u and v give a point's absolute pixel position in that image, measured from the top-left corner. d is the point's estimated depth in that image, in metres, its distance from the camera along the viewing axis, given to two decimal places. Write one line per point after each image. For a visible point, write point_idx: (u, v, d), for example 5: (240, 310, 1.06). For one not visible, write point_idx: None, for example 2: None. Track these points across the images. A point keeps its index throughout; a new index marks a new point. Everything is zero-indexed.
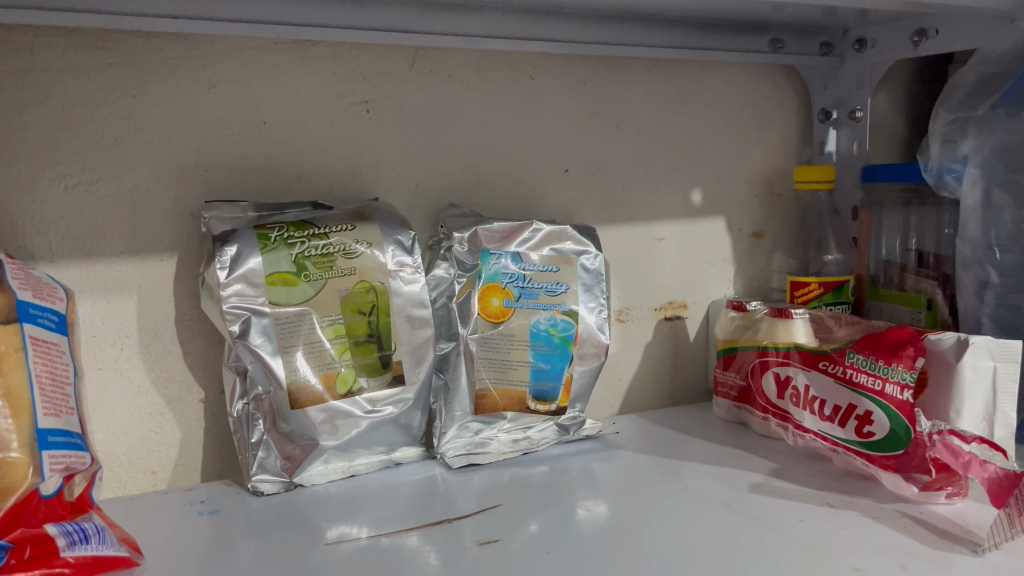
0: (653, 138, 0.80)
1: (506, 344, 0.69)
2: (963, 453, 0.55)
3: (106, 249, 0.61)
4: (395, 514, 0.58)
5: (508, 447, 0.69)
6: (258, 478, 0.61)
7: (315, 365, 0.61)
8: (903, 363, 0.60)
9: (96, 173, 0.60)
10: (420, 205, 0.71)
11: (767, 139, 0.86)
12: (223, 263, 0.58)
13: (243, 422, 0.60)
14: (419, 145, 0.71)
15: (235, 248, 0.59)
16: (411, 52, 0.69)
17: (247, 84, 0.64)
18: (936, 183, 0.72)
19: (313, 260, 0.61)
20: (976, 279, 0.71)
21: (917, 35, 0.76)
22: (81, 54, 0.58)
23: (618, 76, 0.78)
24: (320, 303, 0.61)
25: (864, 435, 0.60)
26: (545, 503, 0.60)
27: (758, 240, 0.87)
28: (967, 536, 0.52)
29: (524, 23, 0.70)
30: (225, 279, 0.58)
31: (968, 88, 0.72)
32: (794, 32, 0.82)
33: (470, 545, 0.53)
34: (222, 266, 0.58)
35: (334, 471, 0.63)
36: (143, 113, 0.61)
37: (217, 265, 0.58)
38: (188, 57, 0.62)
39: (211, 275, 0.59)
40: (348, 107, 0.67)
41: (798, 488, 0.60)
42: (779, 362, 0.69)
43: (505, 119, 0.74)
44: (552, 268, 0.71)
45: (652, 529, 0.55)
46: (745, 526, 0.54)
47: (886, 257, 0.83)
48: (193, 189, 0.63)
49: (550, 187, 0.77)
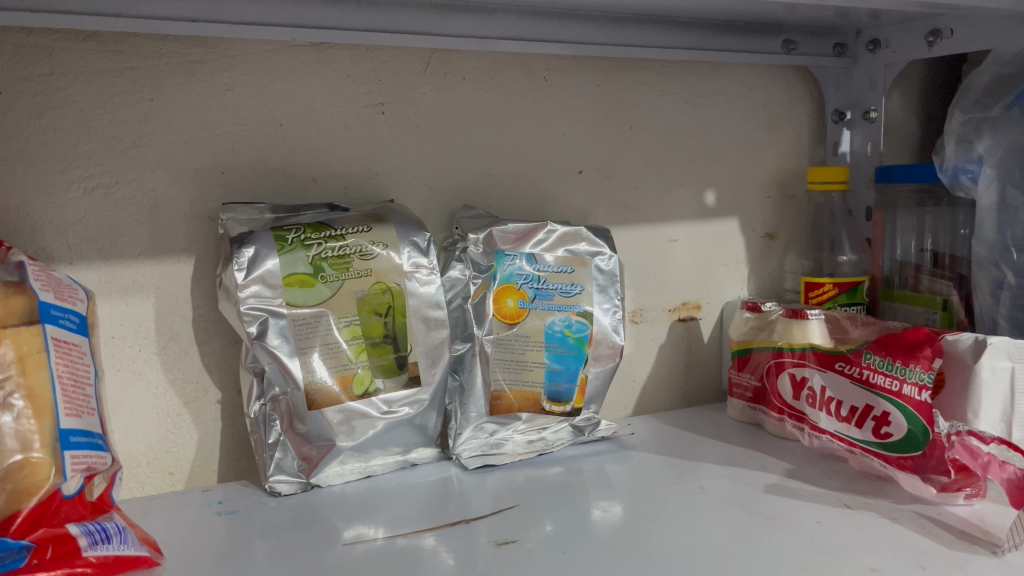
0: (667, 139, 0.81)
1: (521, 346, 0.69)
2: (981, 453, 0.55)
3: (124, 251, 0.61)
4: (412, 516, 0.58)
5: (523, 449, 0.69)
6: (275, 479, 0.61)
7: (332, 367, 0.61)
8: (921, 363, 0.59)
9: (114, 175, 0.60)
10: (434, 207, 0.71)
11: (781, 140, 0.86)
12: (240, 264, 0.58)
13: (260, 423, 0.60)
14: (433, 147, 0.71)
15: (252, 250, 0.59)
16: (425, 55, 0.69)
17: (263, 87, 0.64)
18: (952, 184, 0.72)
19: (330, 261, 0.61)
20: (992, 279, 0.70)
21: (931, 35, 0.75)
22: (101, 59, 0.59)
23: (630, 78, 0.78)
24: (337, 304, 0.61)
25: (881, 437, 0.60)
26: (562, 504, 0.60)
27: (771, 241, 0.87)
28: (986, 537, 0.51)
29: (537, 25, 0.70)
30: (242, 281, 0.58)
31: (983, 88, 0.71)
32: (806, 33, 0.82)
33: (486, 545, 0.53)
34: (239, 268, 0.58)
35: (351, 471, 0.64)
36: (160, 117, 0.61)
37: (235, 267, 0.58)
38: (204, 60, 0.62)
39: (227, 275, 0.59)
40: (362, 110, 0.68)
41: (815, 489, 0.60)
42: (794, 363, 0.69)
43: (520, 122, 0.74)
44: (567, 270, 0.71)
45: (668, 530, 0.55)
46: (763, 526, 0.54)
47: (901, 257, 0.82)
48: (210, 192, 0.63)
49: (563, 188, 0.77)
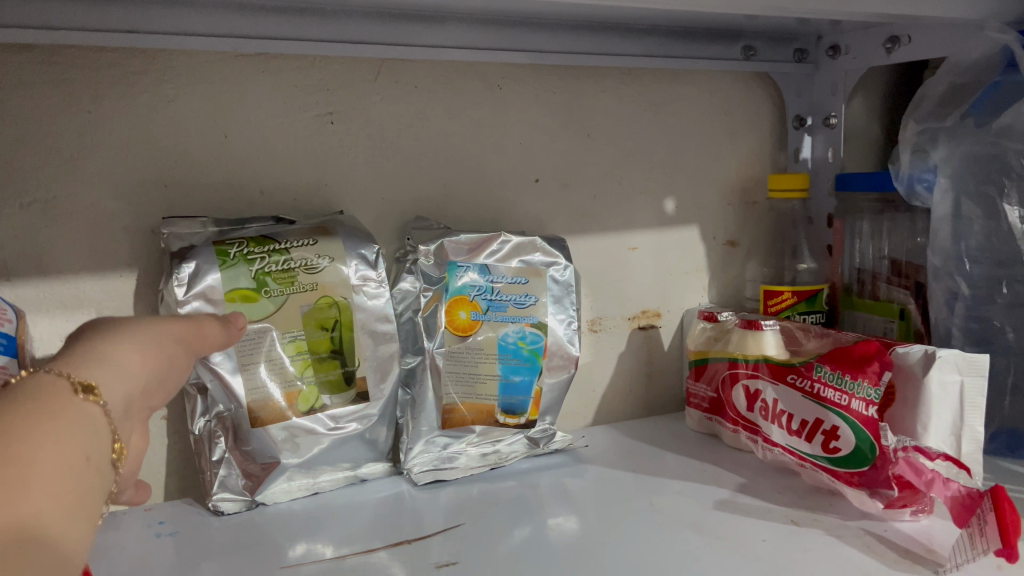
0: (626, 147, 0.80)
1: (472, 358, 0.68)
2: (926, 471, 0.54)
3: (63, 267, 0.60)
4: (360, 534, 0.57)
5: (476, 462, 0.68)
6: (218, 497, 0.60)
7: (277, 382, 0.60)
8: (868, 378, 0.59)
9: (52, 190, 0.59)
10: (386, 218, 0.71)
11: (742, 147, 0.86)
12: (180, 279, 0.57)
13: (205, 439, 0.60)
14: (384, 157, 0.70)
15: (193, 264, 0.58)
16: (376, 63, 0.68)
17: (206, 98, 0.63)
18: (907, 193, 0.71)
19: (274, 276, 0.60)
20: (946, 290, 0.70)
21: (890, 41, 0.75)
22: (37, 70, 0.58)
23: (589, 85, 0.77)
24: (282, 319, 0.60)
25: (830, 451, 0.59)
26: (512, 520, 0.59)
27: (732, 248, 0.87)
28: (930, 556, 0.51)
29: (490, 34, 0.69)
30: (182, 296, 0.57)
31: (938, 98, 0.70)
32: (766, 39, 0.82)
33: (429, 567, 0.52)
34: (179, 283, 0.57)
35: (298, 488, 0.63)
36: (100, 129, 0.60)
37: (175, 283, 0.57)
38: (146, 71, 0.61)
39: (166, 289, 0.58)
40: (312, 120, 0.67)
41: (764, 505, 0.60)
42: (748, 374, 0.69)
43: (475, 131, 0.73)
44: (521, 280, 0.70)
45: (611, 549, 0.54)
46: (707, 546, 0.54)
47: (859, 265, 0.82)
48: (152, 206, 0.62)
49: (520, 198, 0.76)
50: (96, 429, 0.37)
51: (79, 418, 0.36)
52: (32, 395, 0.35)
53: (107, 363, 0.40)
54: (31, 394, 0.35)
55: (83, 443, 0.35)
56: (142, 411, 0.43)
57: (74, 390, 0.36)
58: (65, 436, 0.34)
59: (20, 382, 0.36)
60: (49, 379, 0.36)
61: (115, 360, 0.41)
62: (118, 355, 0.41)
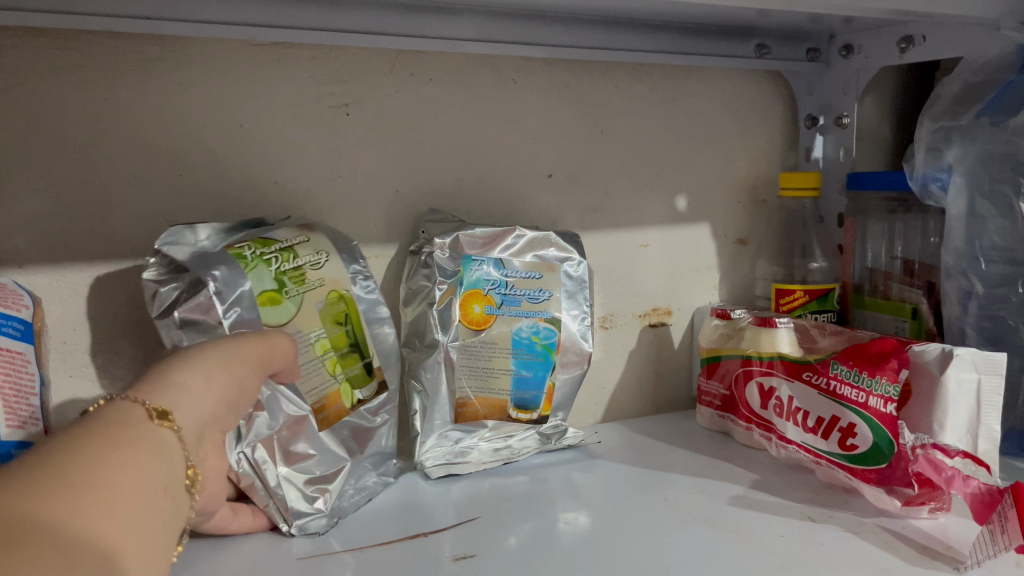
0: (639, 143, 0.80)
1: (487, 352, 0.68)
2: (946, 468, 0.55)
3: (76, 255, 0.60)
4: (379, 528, 0.57)
5: (488, 457, 0.68)
6: (298, 522, 0.55)
7: (322, 382, 0.58)
8: (887, 375, 0.59)
9: (66, 177, 0.59)
10: (399, 211, 0.70)
11: (753, 144, 0.86)
12: (216, 291, 0.52)
13: (253, 469, 0.53)
14: (399, 149, 0.69)
15: (219, 271, 0.53)
16: (391, 55, 0.68)
17: (221, 87, 0.62)
18: (921, 192, 0.71)
19: (289, 275, 0.58)
20: (960, 288, 0.70)
21: (904, 42, 0.75)
22: (52, 56, 0.57)
23: (602, 80, 0.77)
24: (304, 319, 0.58)
25: (847, 448, 0.59)
26: (526, 514, 0.59)
27: (743, 246, 0.87)
28: (948, 553, 0.51)
29: (505, 27, 0.69)
30: (223, 309, 0.52)
31: (953, 97, 0.71)
32: (779, 37, 0.82)
33: (445, 560, 0.52)
34: (217, 293, 0.52)
35: (351, 494, 0.60)
36: (115, 117, 0.59)
37: (212, 295, 0.52)
38: (161, 58, 0.60)
39: (195, 304, 0.52)
40: (326, 111, 0.66)
41: (779, 501, 0.60)
42: (763, 372, 0.69)
43: (488, 124, 0.73)
44: (535, 275, 0.70)
45: (630, 545, 0.53)
46: (724, 541, 0.54)
47: (871, 264, 0.82)
48: (166, 195, 0.62)
49: (533, 193, 0.76)
50: (169, 452, 0.40)
51: (153, 443, 0.39)
52: (113, 420, 0.38)
53: (181, 392, 0.43)
54: (112, 421, 0.38)
55: (158, 465, 0.38)
56: (212, 437, 0.46)
57: (149, 417, 0.40)
58: (143, 458, 0.37)
59: (102, 409, 0.40)
60: (125, 407, 0.40)
61: (186, 388, 0.44)
62: (189, 383, 0.44)
